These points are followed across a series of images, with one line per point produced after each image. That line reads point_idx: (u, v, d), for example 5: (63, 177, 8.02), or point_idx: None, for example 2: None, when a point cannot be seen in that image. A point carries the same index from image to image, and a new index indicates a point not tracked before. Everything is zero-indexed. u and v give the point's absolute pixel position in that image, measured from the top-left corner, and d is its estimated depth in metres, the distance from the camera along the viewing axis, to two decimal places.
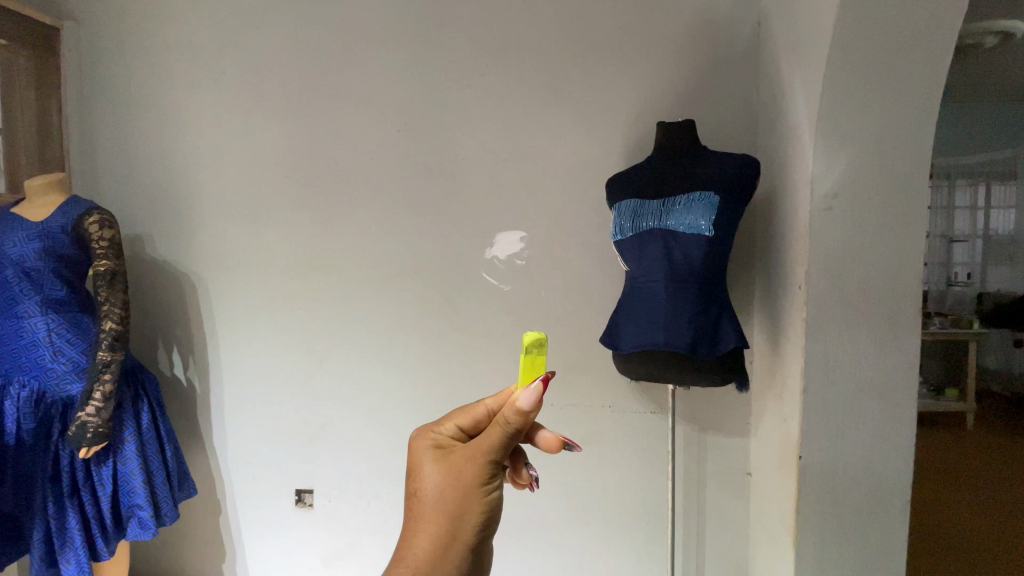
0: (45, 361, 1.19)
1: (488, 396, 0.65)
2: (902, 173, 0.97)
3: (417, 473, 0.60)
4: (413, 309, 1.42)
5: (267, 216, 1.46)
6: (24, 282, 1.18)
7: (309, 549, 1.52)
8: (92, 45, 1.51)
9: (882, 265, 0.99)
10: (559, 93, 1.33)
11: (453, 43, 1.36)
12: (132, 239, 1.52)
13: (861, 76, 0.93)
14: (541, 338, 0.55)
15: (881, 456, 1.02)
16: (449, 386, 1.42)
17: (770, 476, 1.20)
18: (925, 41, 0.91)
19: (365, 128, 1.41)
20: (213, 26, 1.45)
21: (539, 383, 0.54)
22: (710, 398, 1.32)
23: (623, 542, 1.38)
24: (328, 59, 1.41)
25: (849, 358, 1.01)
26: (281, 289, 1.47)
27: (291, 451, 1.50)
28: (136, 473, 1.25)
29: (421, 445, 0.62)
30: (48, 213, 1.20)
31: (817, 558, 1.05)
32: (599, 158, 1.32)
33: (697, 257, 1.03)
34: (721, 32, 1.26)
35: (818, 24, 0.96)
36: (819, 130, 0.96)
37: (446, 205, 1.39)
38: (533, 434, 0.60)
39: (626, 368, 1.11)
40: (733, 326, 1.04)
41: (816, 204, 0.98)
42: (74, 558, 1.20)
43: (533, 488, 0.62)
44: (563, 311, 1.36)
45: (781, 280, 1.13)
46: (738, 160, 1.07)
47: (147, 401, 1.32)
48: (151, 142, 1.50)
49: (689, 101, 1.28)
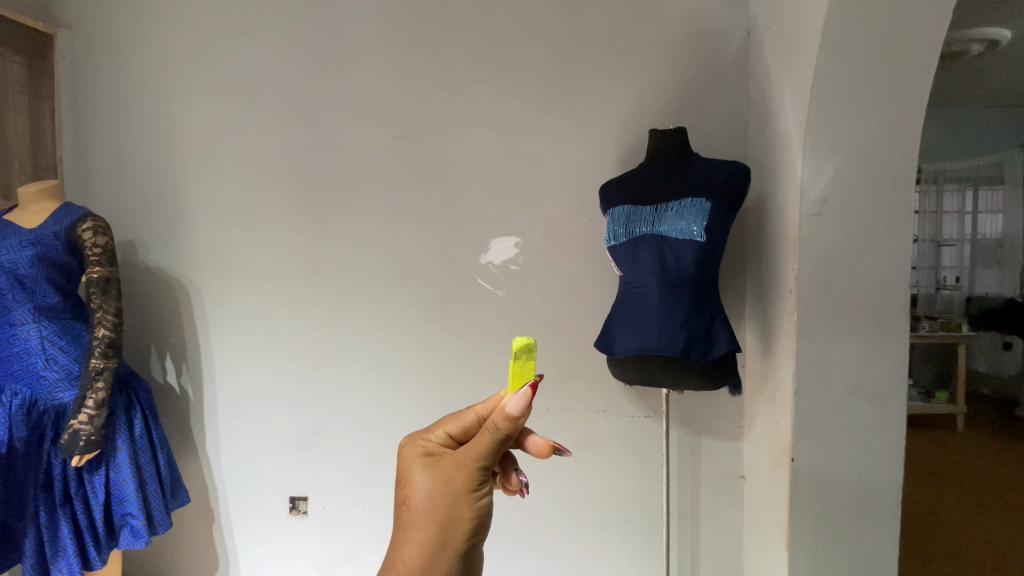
0: (36, 369, 1.17)
1: (477, 403, 0.65)
2: (891, 178, 0.98)
3: (406, 480, 0.60)
4: (407, 314, 1.42)
5: (260, 222, 1.46)
6: (15, 290, 1.17)
7: (303, 556, 1.51)
8: (85, 51, 1.50)
9: (870, 269, 1.00)
10: (552, 100, 1.34)
11: (447, 51, 1.37)
12: (125, 245, 1.51)
13: (847, 85, 0.95)
14: (530, 343, 0.55)
15: (873, 457, 1.03)
16: (444, 391, 1.42)
17: (764, 478, 1.20)
18: (910, 49, 0.93)
19: (359, 134, 1.41)
20: (207, 32, 1.45)
21: (527, 389, 0.55)
22: (703, 402, 1.33)
23: (618, 546, 1.39)
24: (322, 66, 1.41)
25: (841, 361, 1.02)
26: (274, 295, 1.47)
27: (285, 458, 1.49)
28: (129, 481, 1.24)
29: (410, 452, 0.62)
30: (40, 220, 1.19)
31: (811, 561, 1.06)
32: (592, 164, 1.33)
33: (690, 262, 1.04)
34: (711, 39, 1.28)
35: (806, 33, 0.97)
36: (808, 137, 0.98)
37: (439, 211, 1.39)
38: (522, 440, 0.61)
39: (620, 373, 1.12)
40: (726, 330, 1.04)
41: (806, 209, 1.00)
42: (67, 566, 1.19)
43: (523, 494, 0.62)
44: (557, 316, 1.36)
45: (772, 285, 1.15)
46: (729, 166, 1.08)
47: (139, 408, 1.31)
48: (145, 148, 1.49)
49: (680, 108, 1.30)
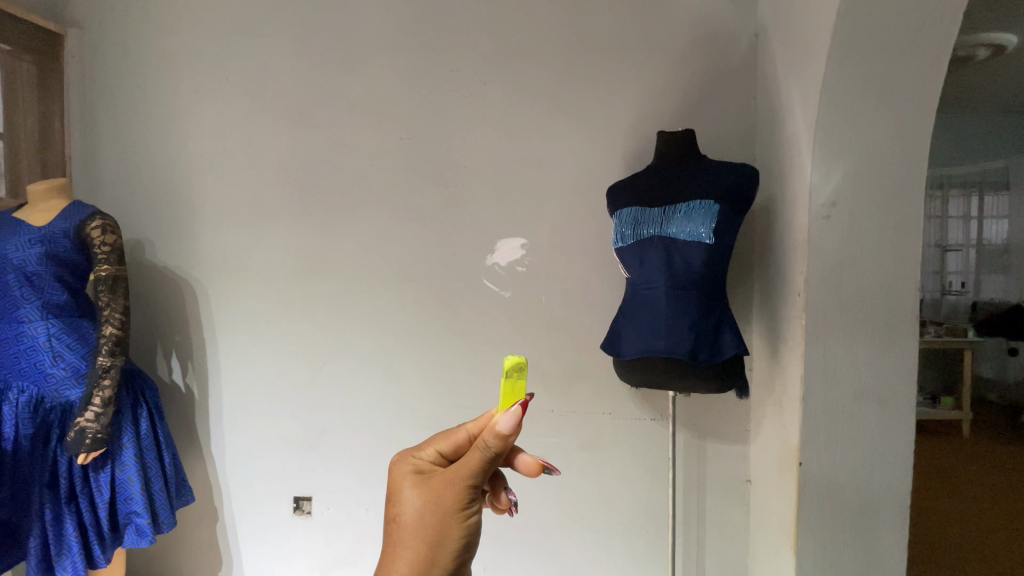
0: (44, 366, 1.18)
1: (468, 421, 0.65)
2: (901, 182, 0.98)
3: (396, 498, 0.60)
4: (413, 316, 1.42)
5: (268, 223, 1.46)
6: (23, 287, 1.17)
7: (305, 557, 1.50)
8: (96, 50, 1.51)
9: (878, 273, 1.00)
10: (559, 102, 1.34)
11: (456, 52, 1.37)
12: (133, 244, 1.52)
13: (859, 87, 0.95)
14: (522, 362, 0.55)
15: (880, 463, 1.03)
16: (449, 392, 1.42)
17: (770, 483, 1.20)
18: (922, 50, 0.93)
19: (367, 135, 1.41)
20: (218, 31, 1.45)
21: (518, 408, 0.55)
22: (710, 405, 1.33)
23: (622, 549, 1.38)
24: (331, 66, 1.41)
25: (850, 364, 1.02)
26: (282, 295, 1.47)
27: (291, 458, 1.49)
28: (135, 480, 1.24)
29: (401, 470, 0.62)
30: (49, 219, 1.19)
31: (817, 566, 1.05)
32: (599, 166, 1.33)
33: (698, 264, 1.04)
34: (720, 42, 1.28)
35: (816, 35, 0.97)
36: (817, 141, 0.98)
37: (445, 212, 1.39)
38: (513, 458, 0.61)
39: (627, 377, 1.12)
40: (733, 333, 1.04)
41: (815, 212, 1.00)
42: (71, 565, 1.18)
43: (512, 512, 0.62)
44: (564, 318, 1.36)
45: (780, 289, 1.14)
46: (737, 169, 1.08)
47: (146, 408, 1.31)
48: (153, 148, 1.50)
49: (688, 111, 1.30)
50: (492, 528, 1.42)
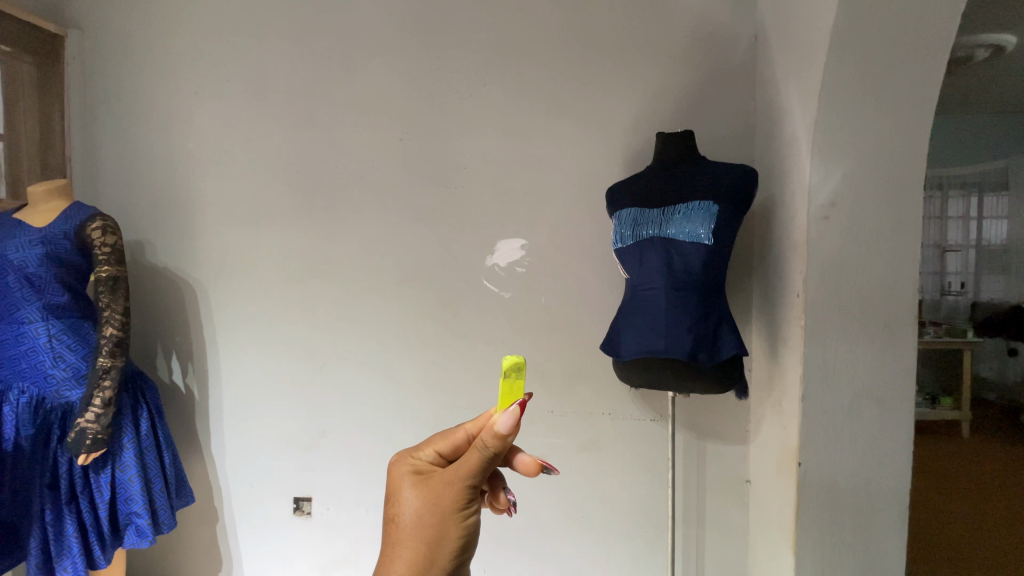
0: (44, 367, 1.18)
1: (467, 421, 0.65)
2: (900, 182, 0.98)
3: (395, 498, 0.60)
4: (413, 317, 1.42)
5: (268, 224, 1.46)
6: (23, 288, 1.17)
7: (305, 557, 1.51)
8: (96, 52, 1.51)
9: (877, 274, 1.00)
10: (559, 103, 1.34)
11: (456, 53, 1.37)
12: (133, 246, 1.52)
13: (857, 88, 0.95)
14: (521, 363, 0.55)
15: (880, 462, 1.03)
16: (449, 393, 1.42)
17: (770, 483, 1.20)
18: (921, 51, 0.93)
19: (367, 136, 1.42)
20: (218, 33, 1.45)
21: (517, 407, 0.55)
22: (710, 405, 1.33)
23: (622, 550, 1.38)
24: (331, 67, 1.42)
25: (850, 365, 1.02)
26: (281, 296, 1.47)
27: (290, 459, 1.49)
28: (135, 481, 1.24)
29: (400, 471, 0.62)
30: (48, 220, 1.19)
31: (817, 566, 1.05)
32: (599, 167, 1.34)
33: (697, 265, 1.04)
34: (720, 43, 1.29)
35: (815, 36, 0.98)
36: (816, 141, 0.98)
37: (445, 213, 1.40)
38: (511, 458, 0.61)
39: (626, 377, 1.12)
40: (732, 334, 1.05)
41: (814, 213, 1.00)
42: (71, 566, 1.18)
43: (511, 512, 0.62)
44: (563, 319, 1.37)
45: (779, 290, 1.15)
46: (736, 170, 1.08)
47: (146, 408, 1.32)
48: (153, 149, 1.50)
49: (687, 111, 1.30)
50: (492, 529, 1.42)
